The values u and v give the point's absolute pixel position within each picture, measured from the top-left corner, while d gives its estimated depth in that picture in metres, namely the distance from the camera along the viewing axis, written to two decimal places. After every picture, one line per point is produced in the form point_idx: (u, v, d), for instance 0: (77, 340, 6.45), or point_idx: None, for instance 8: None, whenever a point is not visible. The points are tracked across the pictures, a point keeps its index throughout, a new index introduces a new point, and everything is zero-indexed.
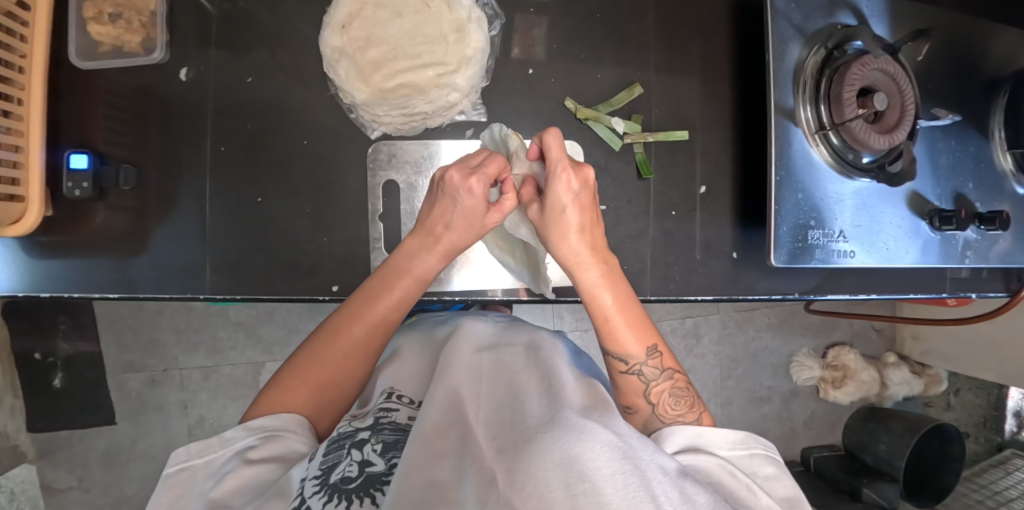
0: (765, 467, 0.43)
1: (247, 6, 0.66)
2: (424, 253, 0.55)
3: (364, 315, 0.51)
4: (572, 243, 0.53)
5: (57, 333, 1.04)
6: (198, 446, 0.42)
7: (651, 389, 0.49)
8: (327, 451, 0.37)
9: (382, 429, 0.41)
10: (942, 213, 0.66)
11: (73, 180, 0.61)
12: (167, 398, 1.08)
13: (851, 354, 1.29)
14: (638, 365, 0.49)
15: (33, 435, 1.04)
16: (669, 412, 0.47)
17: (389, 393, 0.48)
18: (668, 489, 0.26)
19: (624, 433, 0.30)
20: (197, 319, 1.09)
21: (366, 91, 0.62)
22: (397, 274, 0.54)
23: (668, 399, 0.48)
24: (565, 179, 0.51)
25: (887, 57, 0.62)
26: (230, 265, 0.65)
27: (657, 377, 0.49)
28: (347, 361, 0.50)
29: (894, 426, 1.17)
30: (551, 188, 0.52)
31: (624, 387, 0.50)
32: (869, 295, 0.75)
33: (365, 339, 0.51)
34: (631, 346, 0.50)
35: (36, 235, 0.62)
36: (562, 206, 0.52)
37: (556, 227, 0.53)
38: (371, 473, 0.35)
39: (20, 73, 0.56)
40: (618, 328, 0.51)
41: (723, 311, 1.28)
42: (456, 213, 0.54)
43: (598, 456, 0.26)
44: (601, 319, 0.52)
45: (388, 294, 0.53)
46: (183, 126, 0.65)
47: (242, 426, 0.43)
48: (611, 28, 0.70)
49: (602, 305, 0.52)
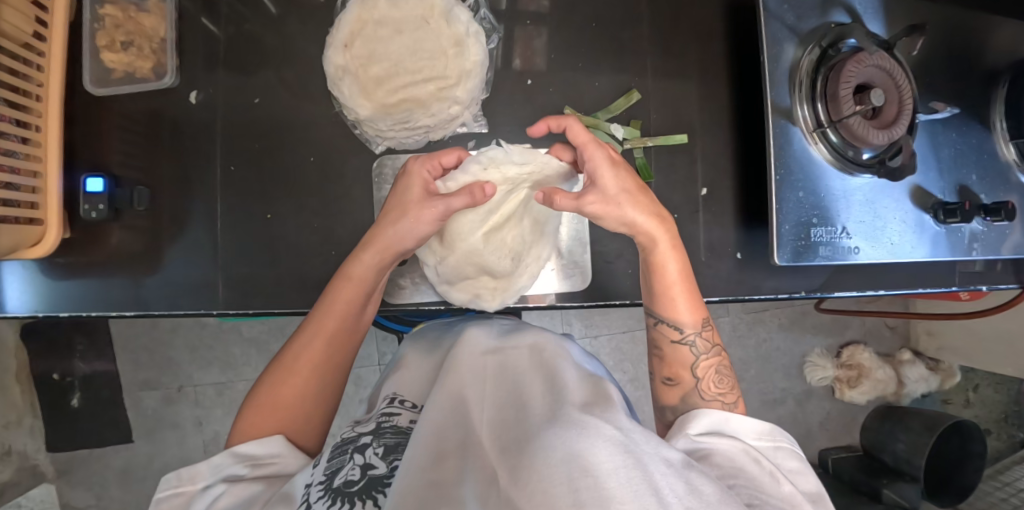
0: (791, 460, 0.43)
1: (253, 30, 0.68)
2: (363, 253, 0.55)
3: (317, 326, 0.53)
4: (637, 215, 0.52)
5: (74, 353, 1.06)
6: (187, 473, 0.43)
7: (699, 363, 0.51)
8: (330, 458, 0.39)
9: (384, 434, 0.42)
10: (946, 206, 0.65)
11: (89, 202, 0.63)
12: (182, 415, 1.09)
13: (866, 353, 1.27)
14: (693, 336, 0.52)
15: (52, 455, 1.06)
16: (711, 389, 0.50)
17: (391, 398, 0.49)
18: (671, 481, 0.27)
19: (627, 428, 0.31)
20: (210, 336, 1.11)
21: (369, 107, 0.63)
22: (341, 279, 0.55)
23: (713, 375, 0.51)
24: (609, 152, 0.54)
25: (882, 53, 0.63)
26: (239, 282, 0.66)
27: (707, 351, 0.52)
28: (309, 375, 0.51)
29: (911, 424, 1.15)
30: (601, 167, 0.52)
31: (673, 357, 0.52)
32: (878, 291, 0.74)
33: (323, 351, 0.52)
34: (684, 315, 0.52)
35: (56, 256, 0.64)
36: (617, 181, 0.53)
37: (619, 201, 0.52)
38: (373, 476, 0.36)
39: (37, 101, 0.58)
40: (676, 298, 0.53)
41: (732, 313, 1.27)
42: (395, 206, 0.56)
43: (601, 453, 0.27)
44: (660, 288, 0.53)
45: (331, 304, 0.54)
46: (193, 147, 0.67)
47: (230, 451, 0.45)
48: (606, 37, 0.71)
49: (666, 275, 0.53)
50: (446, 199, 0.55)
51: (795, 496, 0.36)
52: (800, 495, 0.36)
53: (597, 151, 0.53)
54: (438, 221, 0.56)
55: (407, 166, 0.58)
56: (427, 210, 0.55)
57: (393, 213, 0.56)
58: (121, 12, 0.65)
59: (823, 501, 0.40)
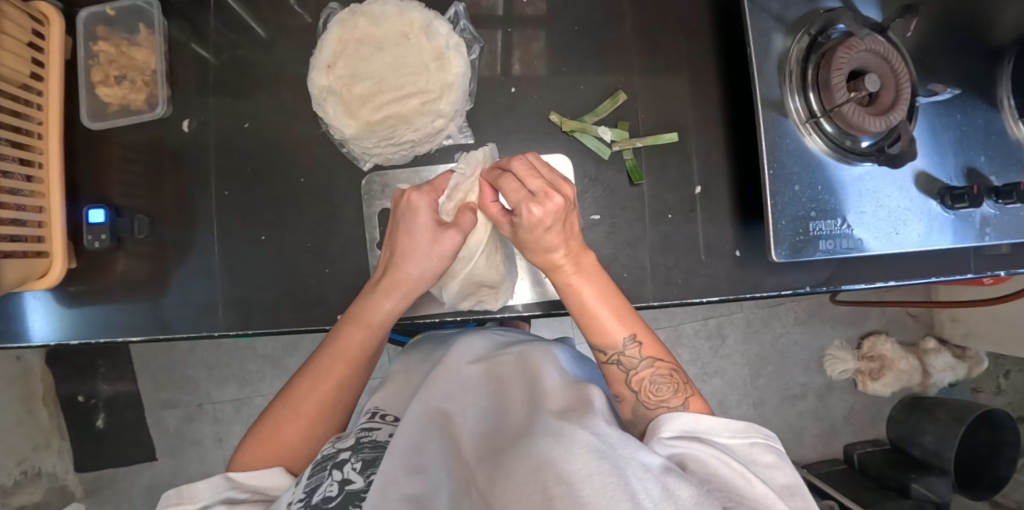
0: (767, 455, 0.43)
1: (243, 55, 0.69)
2: (381, 298, 0.56)
3: (328, 369, 0.53)
4: (550, 254, 0.52)
5: (97, 376, 1.09)
6: (189, 489, 0.45)
7: (632, 377, 0.50)
8: (310, 475, 0.40)
9: (362, 448, 0.43)
10: (953, 191, 0.63)
11: (93, 233, 0.65)
12: (202, 432, 1.12)
13: (888, 344, 1.23)
14: (618, 355, 0.51)
15: (80, 475, 1.09)
16: (652, 398, 0.48)
17: (373, 412, 0.52)
18: (648, 485, 0.29)
19: (605, 433, 0.34)
20: (226, 354, 1.13)
21: (355, 126, 0.64)
22: (356, 322, 0.56)
23: (650, 386, 0.49)
24: (535, 213, 0.48)
25: (875, 36, 0.61)
26: (241, 303, 0.67)
27: (637, 364, 0.50)
28: (316, 417, 0.51)
29: (938, 415, 1.12)
30: (525, 223, 0.50)
31: (609, 376, 0.51)
32: (889, 283, 0.71)
33: (333, 395, 0.52)
34: (609, 336, 0.51)
35: (65, 286, 0.67)
36: (539, 238, 0.50)
37: (528, 244, 0.53)
38: (350, 490, 0.37)
39: (38, 139, 0.60)
40: (598, 319, 0.52)
41: (746, 309, 1.25)
42: (411, 243, 0.56)
43: (578, 460, 0.30)
44: (580, 312, 0.53)
45: (344, 347, 0.54)
46: (190, 174, 0.68)
47: (228, 476, 0.46)
48: (592, 39, 0.70)
49: (581, 297, 0.52)
50: (462, 231, 0.57)
51: (768, 494, 0.36)
52: (773, 494, 0.36)
53: (530, 214, 0.49)
54: (450, 257, 0.58)
55: (409, 199, 0.57)
56: (445, 245, 0.56)
57: (407, 252, 0.56)
58: (115, 47, 0.67)
59: (801, 494, 0.40)
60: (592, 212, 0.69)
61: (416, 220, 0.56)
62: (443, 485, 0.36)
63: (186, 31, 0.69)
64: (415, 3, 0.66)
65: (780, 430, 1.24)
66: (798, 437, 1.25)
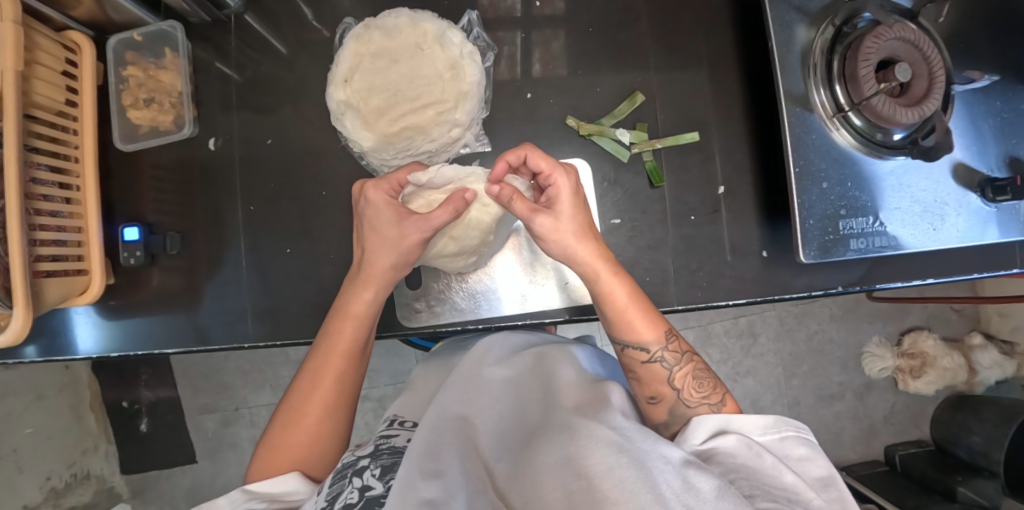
0: (799, 448, 0.41)
1: (265, 71, 0.71)
2: (359, 288, 0.57)
3: (325, 365, 0.54)
4: (580, 248, 0.53)
5: (140, 382, 1.14)
6: (207, 504, 0.45)
7: (675, 375, 0.50)
8: (332, 484, 0.41)
9: (381, 455, 0.44)
10: (994, 182, 0.59)
11: (128, 250, 0.67)
12: (239, 436, 1.15)
13: (930, 340, 1.18)
14: (659, 352, 0.51)
15: (127, 476, 1.15)
16: (694, 394, 0.49)
17: (393, 420, 0.53)
18: (669, 479, 0.30)
19: (622, 427, 0.35)
20: (260, 361, 1.16)
21: (372, 138, 0.65)
22: (340, 317, 0.57)
23: (693, 382, 0.50)
24: (574, 195, 0.54)
25: (905, 23, 0.58)
26: (269, 314, 0.69)
27: (677, 361, 0.51)
28: (319, 416, 0.52)
29: (987, 415, 1.06)
30: (559, 199, 0.54)
31: (647, 376, 0.51)
32: (926, 280, 0.68)
33: (332, 391, 0.53)
34: (646, 334, 0.52)
35: (106, 301, 0.70)
36: (567, 216, 0.53)
37: (567, 236, 0.53)
38: (370, 497, 0.38)
39: (75, 163, 0.63)
40: (634, 318, 0.52)
41: (778, 307, 1.21)
42: (372, 235, 0.56)
43: (598, 453, 0.31)
44: (616, 314, 0.53)
45: (334, 343, 0.55)
46: (216, 189, 0.70)
47: (243, 489, 0.47)
48: (608, 39, 0.69)
49: (617, 301, 0.53)
50: (424, 218, 0.55)
51: (798, 483, 0.35)
52: (803, 482, 0.35)
53: (567, 197, 0.54)
54: (423, 234, 0.56)
55: (367, 195, 0.55)
56: (405, 232, 0.55)
57: (375, 246, 0.56)
58: (142, 71, 0.69)
59: (835, 485, 0.39)
60: (611, 215, 0.68)
61: (377, 214, 0.56)
62: (461, 488, 0.36)
63: (209, 50, 0.71)
64: (426, 13, 0.67)
65: (817, 431, 1.21)
66: (835, 438, 1.21)
